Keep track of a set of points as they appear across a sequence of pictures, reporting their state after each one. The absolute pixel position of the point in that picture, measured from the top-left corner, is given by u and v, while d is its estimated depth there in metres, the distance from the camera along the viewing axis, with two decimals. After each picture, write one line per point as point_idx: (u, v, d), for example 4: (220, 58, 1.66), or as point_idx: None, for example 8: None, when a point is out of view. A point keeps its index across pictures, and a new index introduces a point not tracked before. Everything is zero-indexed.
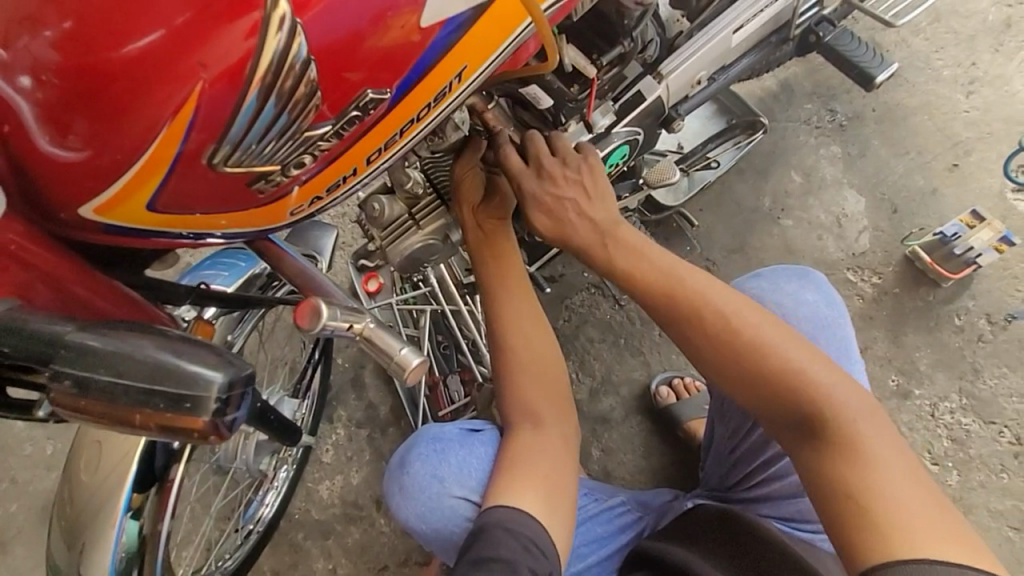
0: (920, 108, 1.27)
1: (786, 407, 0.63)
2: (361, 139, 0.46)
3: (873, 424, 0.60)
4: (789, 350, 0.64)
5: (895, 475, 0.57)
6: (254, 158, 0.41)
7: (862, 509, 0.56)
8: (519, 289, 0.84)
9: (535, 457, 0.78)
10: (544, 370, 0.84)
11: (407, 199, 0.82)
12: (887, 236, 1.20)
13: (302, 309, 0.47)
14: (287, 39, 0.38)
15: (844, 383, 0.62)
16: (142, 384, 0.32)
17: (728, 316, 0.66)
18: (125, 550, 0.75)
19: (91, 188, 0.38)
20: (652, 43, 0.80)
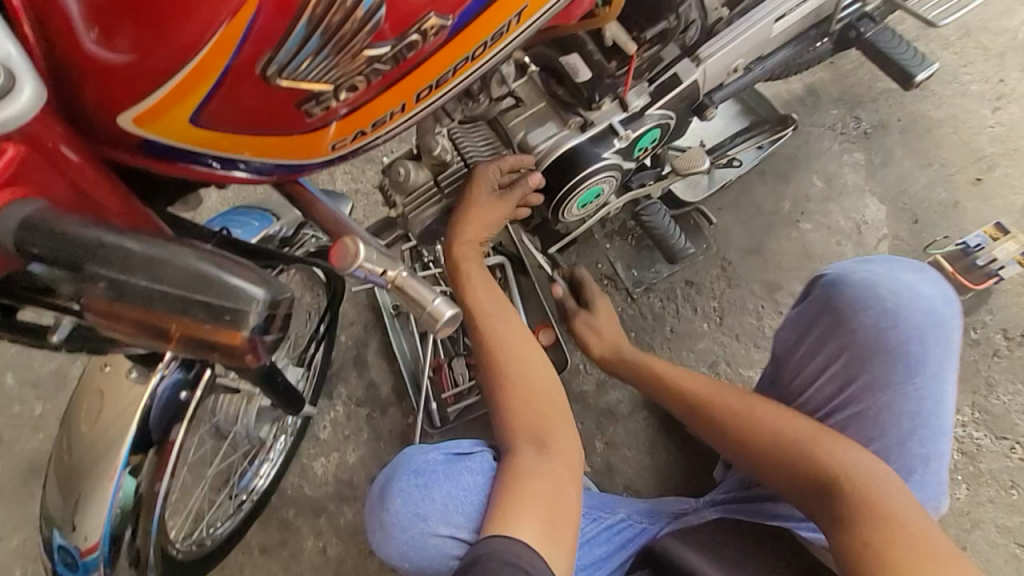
0: (946, 121, 1.26)
1: (803, 477, 0.75)
2: (415, 70, 0.45)
3: (881, 485, 0.70)
4: (802, 437, 0.78)
5: (903, 528, 0.66)
6: (307, 76, 0.40)
7: (890, 570, 0.63)
8: (512, 332, 0.85)
9: (533, 480, 0.75)
10: (538, 400, 0.82)
11: (432, 166, 0.82)
12: (906, 245, 1.20)
13: (336, 249, 0.46)
14: None
15: (858, 455, 0.73)
16: (180, 292, 0.31)
17: (750, 413, 0.83)
18: (120, 506, 0.72)
19: (135, 94, 0.37)
20: (694, 25, 0.79)
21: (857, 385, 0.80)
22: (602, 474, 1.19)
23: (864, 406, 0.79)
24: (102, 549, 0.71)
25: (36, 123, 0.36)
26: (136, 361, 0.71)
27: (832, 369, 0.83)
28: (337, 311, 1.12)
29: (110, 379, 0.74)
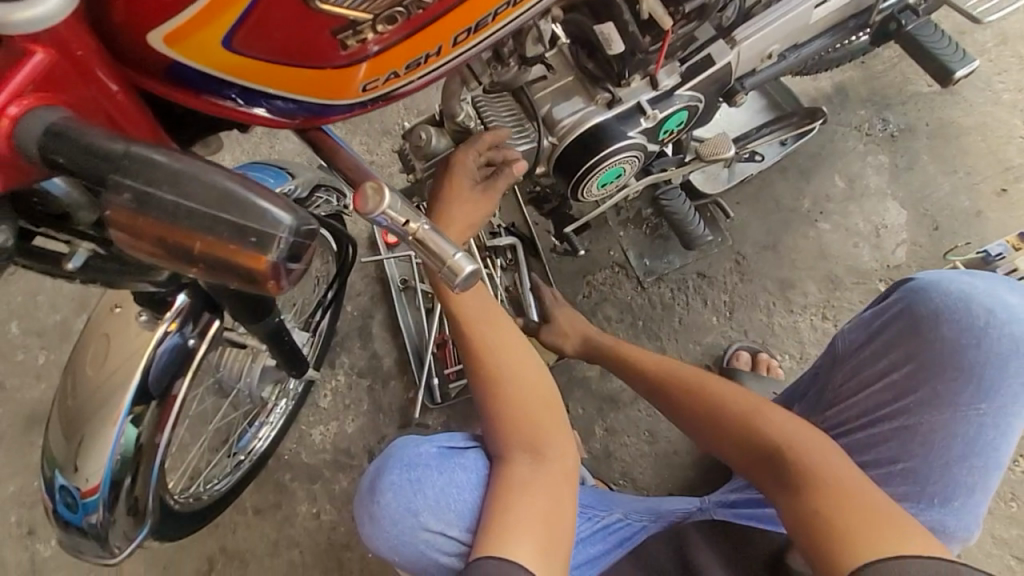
0: (974, 129, 1.24)
1: (748, 447, 0.79)
2: (450, 12, 0.46)
3: (816, 446, 0.74)
4: (742, 406, 0.82)
5: (840, 487, 0.69)
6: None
7: (825, 524, 0.66)
8: (510, 341, 0.84)
9: (531, 490, 0.75)
10: (534, 415, 0.80)
11: (454, 133, 0.81)
12: (924, 251, 1.18)
13: (361, 193, 0.46)
14: None
15: (790, 421, 0.78)
16: (206, 209, 0.30)
17: (701, 390, 0.88)
18: (122, 453, 0.72)
19: (171, 6, 0.36)
20: (731, 5, 0.78)
21: (915, 398, 0.78)
22: (600, 460, 1.19)
23: (920, 420, 0.77)
24: (102, 493, 0.71)
25: (65, 26, 0.34)
26: (145, 306, 0.70)
27: (894, 377, 0.80)
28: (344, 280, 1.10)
29: (117, 325, 0.73)
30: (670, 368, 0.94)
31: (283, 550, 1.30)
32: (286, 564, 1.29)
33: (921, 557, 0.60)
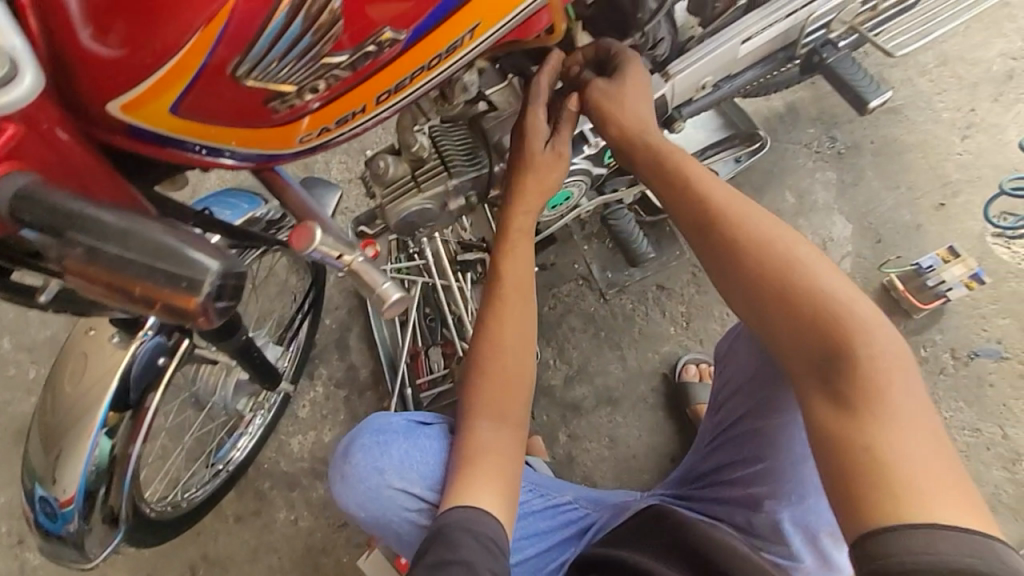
0: (916, 146, 1.31)
1: (815, 331, 0.62)
2: (374, 76, 0.51)
3: (900, 375, 0.59)
4: (828, 282, 0.64)
5: (912, 432, 0.56)
6: (272, 77, 0.45)
7: (874, 465, 0.55)
8: (519, 294, 0.82)
9: (489, 456, 0.78)
10: (502, 375, 0.80)
11: (411, 161, 0.87)
12: (867, 262, 1.25)
13: (299, 233, 0.51)
14: None
15: (883, 329, 0.61)
16: (145, 259, 0.35)
17: (785, 268, 0.65)
18: (96, 464, 0.77)
19: (121, 85, 0.41)
20: (663, 42, 0.85)
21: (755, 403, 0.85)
22: (563, 465, 1.25)
23: (759, 425, 0.84)
24: (76, 504, 0.76)
25: (35, 107, 0.41)
26: (119, 328, 0.77)
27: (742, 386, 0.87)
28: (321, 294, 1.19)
29: (94, 344, 0.79)
30: (743, 227, 0.68)
31: (261, 556, 1.35)
32: (264, 569, 1.34)
33: (968, 534, 0.50)
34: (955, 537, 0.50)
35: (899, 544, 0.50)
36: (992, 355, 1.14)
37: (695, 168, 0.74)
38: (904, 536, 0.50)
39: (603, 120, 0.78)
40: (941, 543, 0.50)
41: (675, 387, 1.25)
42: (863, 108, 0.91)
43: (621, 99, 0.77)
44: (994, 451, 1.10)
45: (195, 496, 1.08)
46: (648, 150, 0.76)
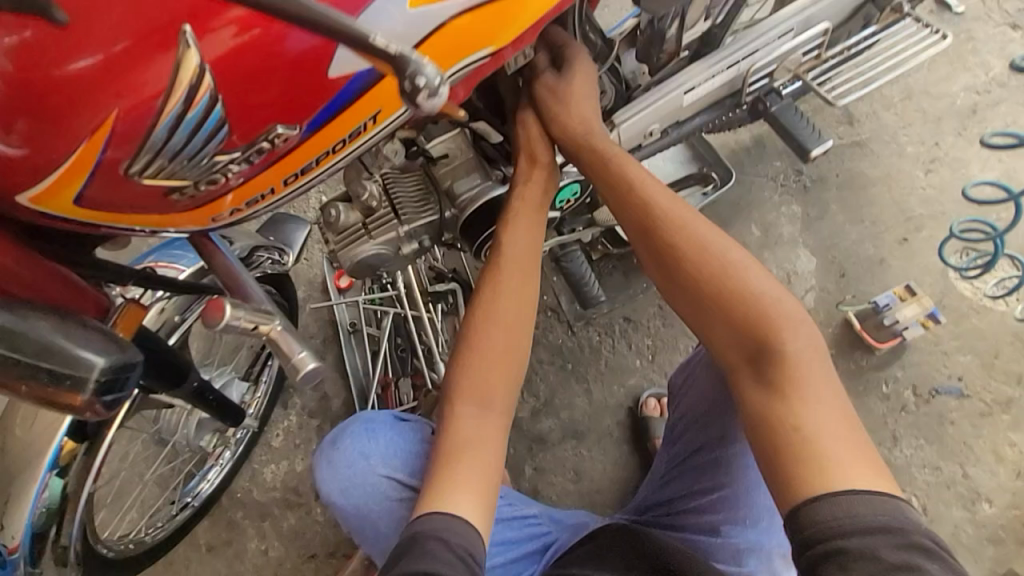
0: (880, 179, 1.31)
1: (745, 325, 0.68)
2: (276, 165, 0.51)
3: (816, 359, 0.66)
4: (754, 280, 0.69)
5: (827, 411, 0.63)
6: (170, 171, 0.46)
7: (803, 445, 0.61)
8: (519, 275, 0.81)
9: (477, 444, 0.75)
10: (495, 357, 0.79)
11: (361, 210, 0.88)
12: (830, 297, 1.25)
13: (212, 306, 0.51)
14: (197, 82, 0.43)
15: (800, 320, 0.67)
16: (32, 359, 0.48)
17: (721, 268, 0.70)
18: (45, 506, 0.78)
19: (28, 180, 0.44)
20: (606, 93, 0.87)
21: (715, 434, 0.83)
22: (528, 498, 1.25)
23: (719, 455, 0.83)
24: (23, 549, 0.77)
25: None
26: None
27: (699, 417, 0.85)
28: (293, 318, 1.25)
29: None
30: (680, 231, 0.72)
31: None
32: None
33: (881, 499, 0.56)
34: (872, 503, 0.56)
35: (826, 513, 0.56)
36: (952, 393, 1.15)
37: (636, 172, 0.77)
38: (831, 505, 0.56)
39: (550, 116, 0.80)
40: (860, 508, 0.56)
41: (639, 421, 1.26)
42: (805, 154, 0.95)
43: (567, 97, 0.79)
44: (953, 490, 1.11)
45: (152, 538, 1.10)
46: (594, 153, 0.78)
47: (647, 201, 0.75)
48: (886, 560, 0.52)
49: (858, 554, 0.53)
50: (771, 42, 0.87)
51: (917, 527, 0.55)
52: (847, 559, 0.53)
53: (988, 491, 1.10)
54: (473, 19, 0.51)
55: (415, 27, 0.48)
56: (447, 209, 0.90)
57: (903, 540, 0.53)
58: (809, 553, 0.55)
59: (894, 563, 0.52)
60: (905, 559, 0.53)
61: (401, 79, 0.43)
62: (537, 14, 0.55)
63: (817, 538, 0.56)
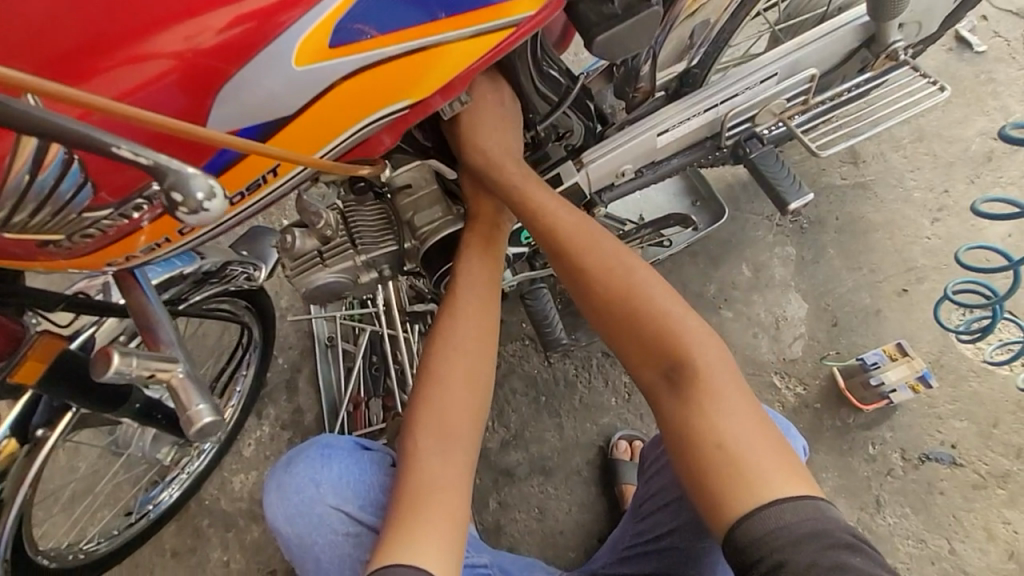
0: (883, 225, 1.24)
1: (658, 346, 0.66)
2: (165, 217, 0.49)
3: (723, 366, 0.65)
4: (655, 298, 0.68)
5: (740, 418, 0.62)
6: (37, 228, 0.44)
7: (724, 457, 0.60)
8: (476, 299, 0.80)
9: (439, 481, 0.70)
10: (453, 391, 0.75)
11: (317, 238, 0.85)
12: (819, 346, 1.18)
13: (97, 356, 0.51)
14: (42, 153, 0.40)
15: (703, 332, 0.67)
16: None
17: (628, 288, 0.69)
18: None
19: None
20: (575, 132, 0.82)
21: (686, 524, 0.79)
22: (489, 533, 1.21)
23: (687, 546, 0.78)
24: None
25: None
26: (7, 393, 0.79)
27: (670, 502, 0.81)
28: (268, 330, 1.21)
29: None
30: (588, 251, 0.71)
31: None
32: None
33: (805, 502, 0.56)
34: (798, 507, 0.56)
35: (759, 527, 0.55)
36: (943, 460, 1.08)
37: (542, 201, 0.72)
38: (761, 519, 0.56)
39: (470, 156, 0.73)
40: (788, 516, 0.55)
41: (609, 463, 1.22)
42: (782, 207, 0.91)
43: (474, 137, 0.72)
44: (937, 566, 1.03)
45: (97, 550, 1.11)
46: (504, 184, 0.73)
47: (557, 224, 0.72)
48: (818, 564, 0.52)
49: (796, 565, 0.53)
50: (753, 86, 0.83)
51: (838, 523, 0.55)
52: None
53: (975, 571, 1.03)
54: (370, 77, 0.50)
55: (303, 88, 0.48)
56: (407, 240, 0.86)
57: (830, 541, 0.53)
58: (752, 573, 0.54)
59: (826, 566, 0.52)
60: (833, 559, 0.53)
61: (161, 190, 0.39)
62: (449, 70, 0.52)
63: (757, 558, 0.55)
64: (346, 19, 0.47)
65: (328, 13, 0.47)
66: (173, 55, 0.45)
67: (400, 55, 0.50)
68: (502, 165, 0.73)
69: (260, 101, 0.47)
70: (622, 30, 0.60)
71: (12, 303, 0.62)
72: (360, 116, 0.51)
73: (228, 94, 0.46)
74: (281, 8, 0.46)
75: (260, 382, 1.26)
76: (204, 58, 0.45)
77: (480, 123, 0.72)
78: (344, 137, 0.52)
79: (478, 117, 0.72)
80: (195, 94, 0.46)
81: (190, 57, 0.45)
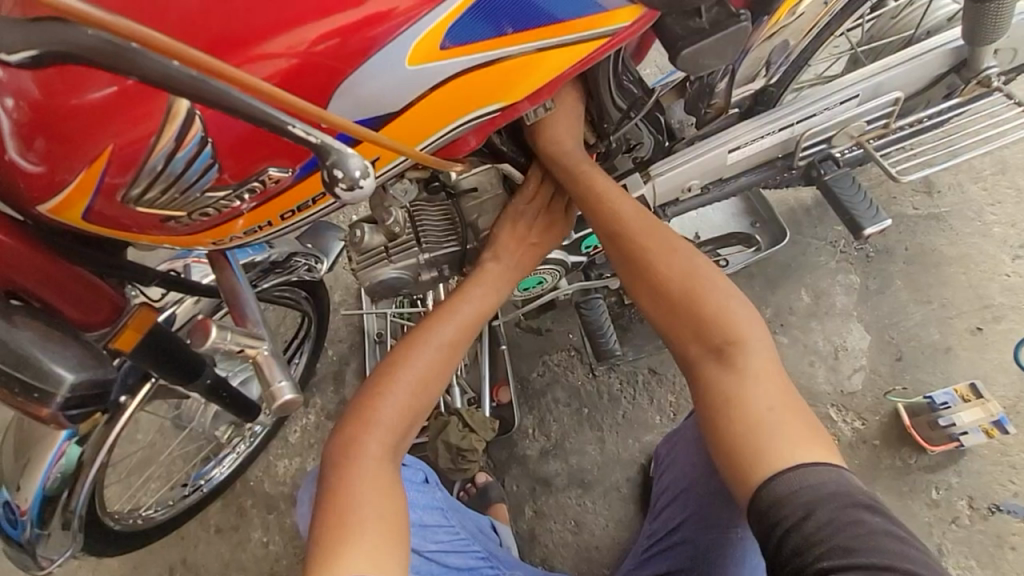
0: (957, 259, 1.18)
1: (695, 317, 0.69)
2: (272, 199, 0.52)
3: (760, 340, 0.67)
4: (699, 271, 0.71)
5: (770, 389, 0.64)
6: (162, 203, 0.48)
7: (756, 424, 0.61)
8: (477, 302, 0.78)
9: (378, 493, 0.65)
10: (424, 395, 0.73)
11: (385, 234, 0.85)
12: (881, 381, 1.13)
13: (197, 327, 0.55)
14: (187, 122, 0.44)
15: (742, 310, 0.68)
16: (10, 368, 0.55)
17: (669, 262, 0.71)
18: (62, 469, 0.81)
19: (45, 194, 0.47)
20: (644, 144, 0.83)
21: (693, 518, 0.79)
22: (524, 541, 1.20)
23: (697, 540, 0.77)
24: (31, 512, 0.81)
25: None
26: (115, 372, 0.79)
27: (678, 494, 0.82)
28: (323, 323, 1.26)
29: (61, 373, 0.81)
30: (645, 232, 0.73)
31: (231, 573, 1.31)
32: None
33: (826, 468, 0.57)
34: (820, 471, 0.57)
35: (783, 487, 0.56)
36: (1016, 513, 1.01)
37: (605, 188, 0.74)
38: (784, 481, 0.57)
39: (544, 151, 0.75)
40: (813, 476, 0.56)
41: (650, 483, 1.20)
42: (857, 232, 0.88)
43: (560, 137, 0.74)
44: None
45: (154, 517, 1.16)
46: (567, 170, 0.75)
47: (620, 212, 0.74)
48: (837, 519, 0.53)
49: (820, 519, 0.54)
50: (832, 106, 0.82)
51: (859, 488, 0.56)
52: (811, 530, 0.53)
53: None
54: (474, 77, 0.53)
55: (413, 86, 0.51)
56: (470, 242, 0.87)
57: (850, 500, 0.55)
58: (775, 531, 0.55)
59: (844, 522, 0.53)
60: (852, 516, 0.54)
61: (322, 168, 0.44)
62: (546, 76, 0.56)
63: (781, 516, 0.55)
64: (459, 21, 0.50)
65: (442, 16, 0.49)
66: (296, 54, 0.48)
67: (500, 61, 0.53)
68: (575, 164, 0.74)
69: (373, 96, 0.50)
70: (707, 44, 0.61)
71: (115, 275, 0.65)
72: (457, 117, 0.55)
73: (344, 90, 0.50)
74: (393, 14, 0.48)
75: (310, 371, 1.30)
76: (322, 51, 0.48)
77: (571, 125, 0.74)
78: (443, 133, 0.56)
79: (568, 118, 0.73)
80: (315, 89, 0.49)
81: (313, 55, 0.48)
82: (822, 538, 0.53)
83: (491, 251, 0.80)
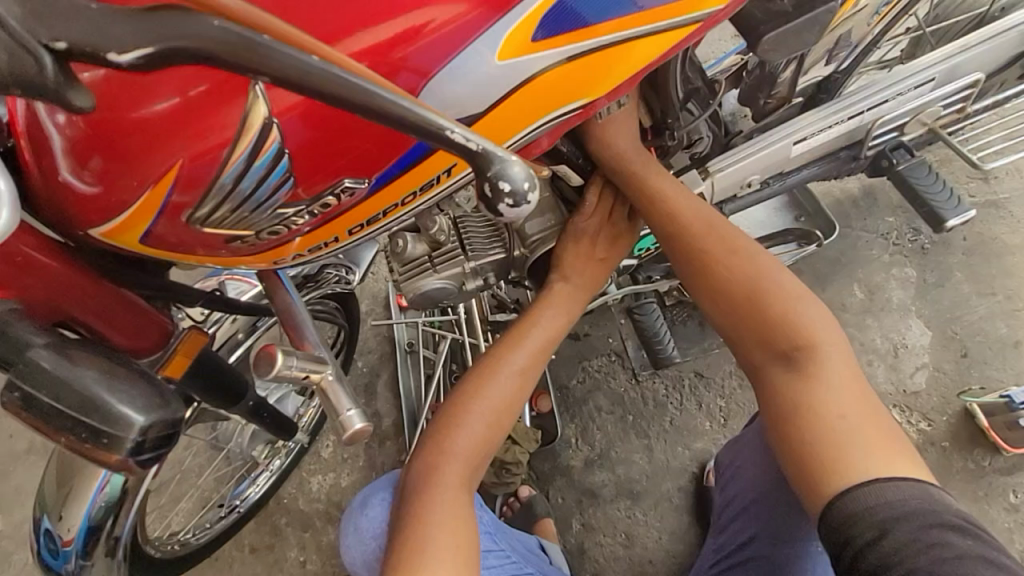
0: (1020, 249, 1.13)
1: (773, 326, 0.63)
2: (345, 212, 0.50)
3: (839, 347, 0.62)
4: (780, 279, 0.66)
5: (846, 396, 0.59)
6: (230, 224, 0.45)
7: (835, 436, 0.56)
8: (553, 325, 0.74)
9: (449, 526, 0.61)
10: (495, 424, 0.68)
11: (429, 242, 0.76)
12: (946, 380, 1.07)
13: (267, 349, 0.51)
14: (266, 132, 0.40)
15: (830, 320, 0.63)
16: (74, 413, 0.49)
17: (748, 269, 0.67)
18: (105, 500, 0.77)
19: (99, 216, 0.43)
20: (702, 140, 0.78)
21: (766, 530, 0.74)
22: (573, 556, 1.16)
23: (771, 554, 0.72)
24: (76, 542, 0.76)
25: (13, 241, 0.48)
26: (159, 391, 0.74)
27: (747, 505, 0.78)
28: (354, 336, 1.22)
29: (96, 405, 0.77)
30: (717, 241, 0.69)
31: None
32: None
33: (909, 483, 0.52)
34: (900, 487, 0.52)
35: (855, 503, 0.52)
36: None
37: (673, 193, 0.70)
38: (856, 496, 0.52)
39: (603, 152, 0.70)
40: (890, 493, 0.52)
41: (703, 492, 1.16)
42: (938, 224, 0.83)
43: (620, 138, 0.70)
44: None
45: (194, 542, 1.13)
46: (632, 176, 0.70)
47: (690, 223, 0.70)
48: (918, 540, 0.48)
49: (894, 540, 0.49)
50: (905, 92, 0.77)
51: (947, 507, 0.51)
52: (887, 549, 0.49)
53: None
54: (559, 74, 0.50)
55: (500, 83, 0.48)
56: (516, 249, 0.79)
57: (936, 520, 0.49)
58: (847, 549, 0.51)
59: (927, 543, 0.48)
60: (935, 537, 0.49)
61: (481, 180, 0.37)
62: (630, 69, 0.53)
63: (851, 534, 0.51)
64: (550, 13, 0.47)
65: (533, 8, 0.46)
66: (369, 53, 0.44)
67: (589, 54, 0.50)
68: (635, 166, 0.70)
69: (454, 99, 0.47)
70: (789, 29, 0.56)
71: (158, 296, 0.61)
72: (536, 118, 0.52)
73: (428, 90, 0.46)
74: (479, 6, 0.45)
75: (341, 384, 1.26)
76: (399, 46, 0.44)
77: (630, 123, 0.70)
78: (524, 134, 0.52)
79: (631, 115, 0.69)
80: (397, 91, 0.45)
81: (392, 52, 0.44)
82: (899, 559, 0.48)
83: (558, 270, 0.76)
